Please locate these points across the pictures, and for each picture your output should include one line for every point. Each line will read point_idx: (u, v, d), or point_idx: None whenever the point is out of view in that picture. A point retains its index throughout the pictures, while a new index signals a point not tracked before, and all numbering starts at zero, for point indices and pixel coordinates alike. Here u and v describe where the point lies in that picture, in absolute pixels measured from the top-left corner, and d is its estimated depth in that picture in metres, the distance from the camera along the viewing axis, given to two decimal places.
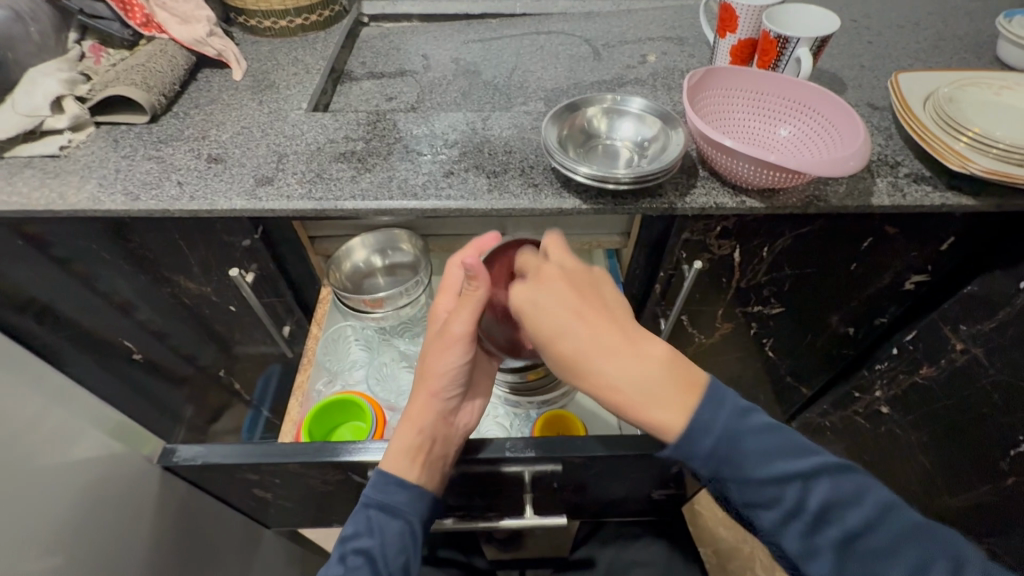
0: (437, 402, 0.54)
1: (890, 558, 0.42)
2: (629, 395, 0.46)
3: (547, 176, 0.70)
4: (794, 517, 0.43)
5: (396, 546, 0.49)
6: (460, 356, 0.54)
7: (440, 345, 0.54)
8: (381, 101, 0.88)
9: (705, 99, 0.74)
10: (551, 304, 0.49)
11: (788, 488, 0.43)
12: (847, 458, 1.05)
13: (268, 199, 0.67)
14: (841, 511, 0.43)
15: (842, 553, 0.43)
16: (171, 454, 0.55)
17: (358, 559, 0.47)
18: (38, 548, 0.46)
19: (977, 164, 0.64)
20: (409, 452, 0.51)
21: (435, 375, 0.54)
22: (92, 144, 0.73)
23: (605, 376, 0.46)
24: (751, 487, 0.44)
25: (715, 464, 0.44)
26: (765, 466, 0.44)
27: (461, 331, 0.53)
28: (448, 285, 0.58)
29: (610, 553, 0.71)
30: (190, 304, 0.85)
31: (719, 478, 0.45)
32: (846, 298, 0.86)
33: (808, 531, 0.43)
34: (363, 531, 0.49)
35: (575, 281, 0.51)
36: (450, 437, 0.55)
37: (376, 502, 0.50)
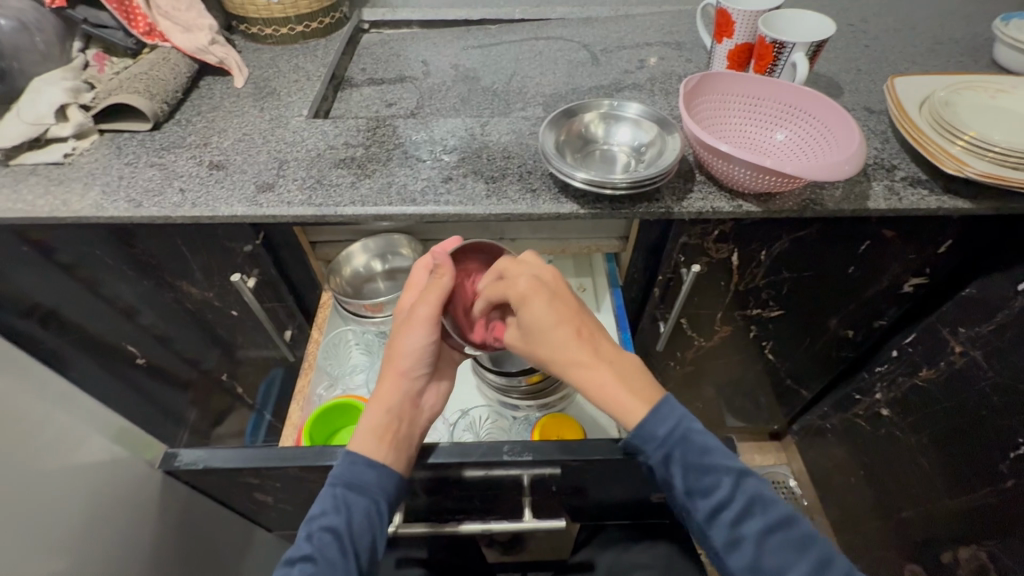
0: (404, 381, 0.57)
1: (806, 560, 0.43)
2: (616, 397, 0.50)
3: (545, 182, 0.71)
4: (725, 506, 0.46)
5: (363, 524, 0.50)
6: (425, 337, 0.57)
7: (404, 329, 0.58)
8: (381, 106, 0.88)
9: (701, 104, 0.75)
10: (543, 313, 0.52)
11: (725, 477, 0.47)
12: (847, 460, 1.05)
13: (269, 205, 0.68)
14: (767, 507, 0.46)
15: (763, 547, 0.44)
16: (171, 459, 0.54)
17: (325, 536, 0.48)
18: (42, 552, 0.47)
19: (972, 167, 0.65)
20: (377, 431, 0.53)
21: (401, 356, 0.57)
22: (95, 152, 0.74)
23: (598, 377, 0.51)
24: (690, 474, 0.47)
25: (668, 447, 0.48)
26: (707, 455, 0.48)
27: (427, 314, 0.57)
28: (414, 282, 0.62)
29: (610, 556, 0.72)
30: (193, 309, 0.86)
31: (668, 461, 0.48)
32: (845, 302, 0.87)
33: (731, 522, 0.46)
34: (330, 510, 0.50)
35: (551, 287, 0.54)
36: (416, 418, 0.57)
37: (343, 481, 0.51)
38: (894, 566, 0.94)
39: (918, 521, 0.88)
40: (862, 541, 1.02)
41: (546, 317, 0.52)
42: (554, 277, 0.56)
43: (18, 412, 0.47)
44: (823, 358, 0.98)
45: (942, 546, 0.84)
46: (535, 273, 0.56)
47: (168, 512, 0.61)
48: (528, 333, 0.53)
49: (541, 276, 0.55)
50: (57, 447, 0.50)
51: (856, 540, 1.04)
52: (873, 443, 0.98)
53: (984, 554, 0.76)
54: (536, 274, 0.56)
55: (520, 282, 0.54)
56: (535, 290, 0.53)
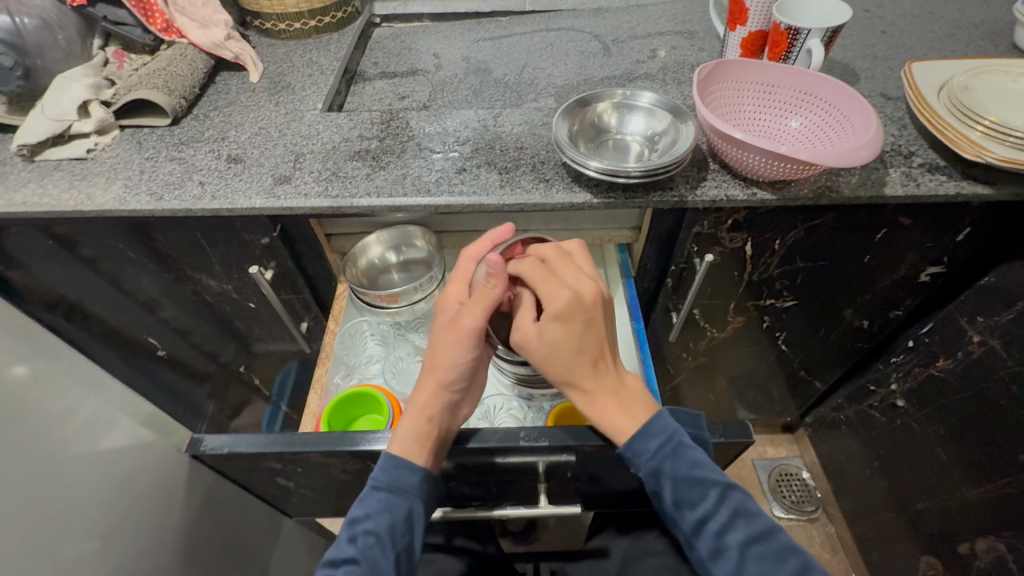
0: (444, 394, 0.57)
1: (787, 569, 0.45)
2: (607, 416, 0.53)
3: (558, 171, 0.71)
4: (711, 517, 0.48)
5: (403, 526, 0.51)
6: (469, 349, 0.56)
7: (451, 338, 0.56)
8: (394, 100, 0.89)
9: (715, 92, 0.75)
10: (575, 333, 0.53)
11: (711, 491, 0.49)
12: (862, 451, 1.04)
13: (286, 197, 0.69)
14: (749, 519, 0.48)
15: (745, 556, 0.46)
16: (198, 443, 0.56)
17: (369, 539, 0.49)
18: (75, 532, 0.49)
19: (992, 152, 0.64)
20: (419, 438, 0.54)
21: (442, 368, 0.57)
22: (117, 147, 0.76)
23: (599, 401, 0.53)
24: (679, 486, 0.49)
25: (657, 460, 0.50)
26: (694, 470, 0.49)
27: (473, 326, 0.56)
28: (460, 275, 0.60)
29: (623, 543, 0.71)
30: (211, 301, 0.87)
31: (657, 474, 0.50)
32: (860, 291, 0.86)
33: (717, 531, 0.48)
34: (372, 513, 0.51)
35: (587, 310, 0.54)
36: (453, 426, 0.58)
37: (385, 484, 0.52)
38: (910, 557, 0.94)
39: (934, 513, 0.88)
40: (878, 534, 1.02)
41: (569, 339, 0.53)
42: (594, 299, 0.54)
43: (50, 396, 0.48)
44: (837, 349, 0.98)
45: (959, 537, 0.83)
46: (576, 288, 0.55)
47: (193, 497, 0.63)
48: (546, 343, 0.54)
49: (580, 295, 0.54)
50: (87, 432, 0.51)
51: (872, 532, 1.04)
52: (889, 434, 0.97)
53: (1003, 545, 0.76)
54: (577, 291, 0.54)
55: (560, 297, 0.53)
56: (573, 309, 0.53)
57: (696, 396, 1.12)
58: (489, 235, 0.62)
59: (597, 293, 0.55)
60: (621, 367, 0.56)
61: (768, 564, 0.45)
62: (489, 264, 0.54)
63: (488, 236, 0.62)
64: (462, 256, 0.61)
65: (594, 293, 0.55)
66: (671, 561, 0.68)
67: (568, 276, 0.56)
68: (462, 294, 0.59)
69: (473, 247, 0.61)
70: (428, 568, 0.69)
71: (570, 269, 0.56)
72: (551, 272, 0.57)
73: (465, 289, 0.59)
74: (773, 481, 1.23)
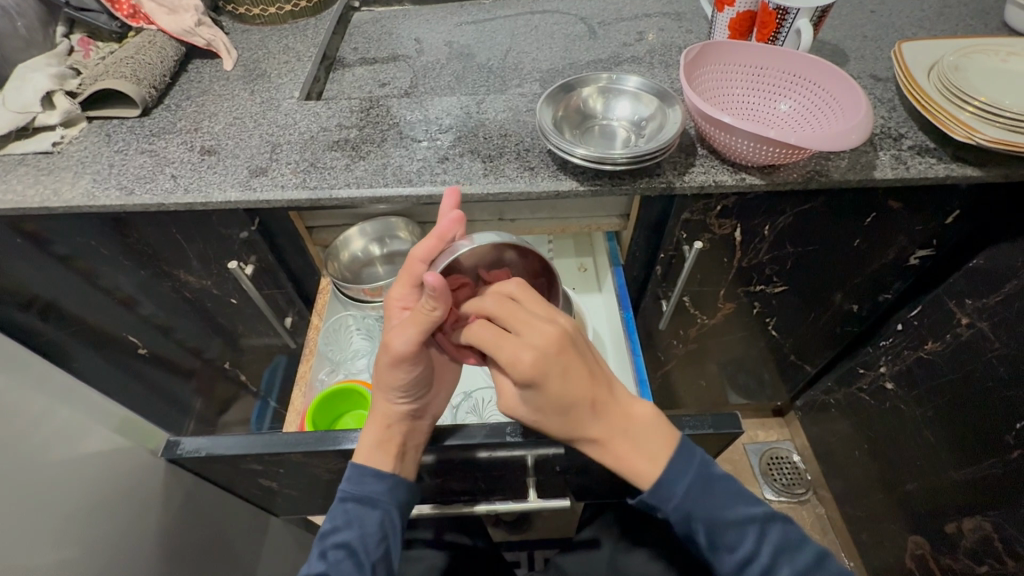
0: (391, 403, 0.55)
1: None
2: (628, 460, 0.48)
3: (543, 159, 0.69)
4: (752, 560, 0.46)
5: (376, 536, 0.51)
6: (408, 370, 0.52)
7: (385, 362, 0.52)
8: (374, 87, 0.86)
9: (703, 75, 0.73)
10: (553, 394, 0.46)
11: (751, 528, 0.47)
12: (852, 435, 1.05)
13: (262, 190, 0.67)
14: (794, 553, 0.46)
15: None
16: (175, 445, 0.55)
17: (340, 552, 0.49)
18: (50, 540, 0.47)
19: (983, 133, 0.63)
20: (378, 445, 0.53)
21: (388, 381, 0.53)
22: (85, 140, 0.73)
23: (613, 447, 0.48)
24: (717, 528, 0.47)
25: (685, 506, 0.47)
26: (727, 510, 0.47)
27: (405, 349, 0.51)
28: (406, 278, 0.54)
29: (614, 533, 0.71)
30: (192, 298, 0.84)
31: (689, 519, 0.47)
32: (849, 275, 0.85)
33: (764, 573, 0.46)
34: (342, 525, 0.51)
35: (557, 360, 0.46)
36: (420, 431, 0.57)
37: (352, 495, 0.53)
38: (897, 537, 0.95)
39: (923, 494, 0.88)
40: (867, 514, 1.03)
41: (553, 399, 0.46)
42: (557, 345, 0.47)
43: (16, 403, 0.47)
44: (827, 333, 0.98)
45: (946, 517, 0.84)
46: (536, 342, 0.46)
47: (171, 500, 0.61)
48: (537, 409, 0.48)
49: (544, 349, 0.46)
50: (56, 438, 0.50)
51: (861, 513, 1.05)
52: (878, 417, 0.97)
53: (989, 524, 0.76)
54: (537, 345, 0.46)
55: (523, 360, 0.46)
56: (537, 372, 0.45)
57: (687, 382, 1.12)
58: (436, 232, 0.52)
59: (558, 339, 0.47)
60: (623, 397, 0.50)
61: None
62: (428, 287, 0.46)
63: (433, 232, 0.52)
64: (408, 258, 0.53)
65: (555, 339, 0.47)
66: (660, 549, 0.68)
67: (524, 328, 0.47)
68: (406, 296, 0.54)
69: (420, 249, 0.52)
70: (418, 565, 0.68)
71: (521, 317, 0.48)
72: (505, 329, 0.48)
73: (411, 288, 0.54)
74: (764, 464, 1.23)
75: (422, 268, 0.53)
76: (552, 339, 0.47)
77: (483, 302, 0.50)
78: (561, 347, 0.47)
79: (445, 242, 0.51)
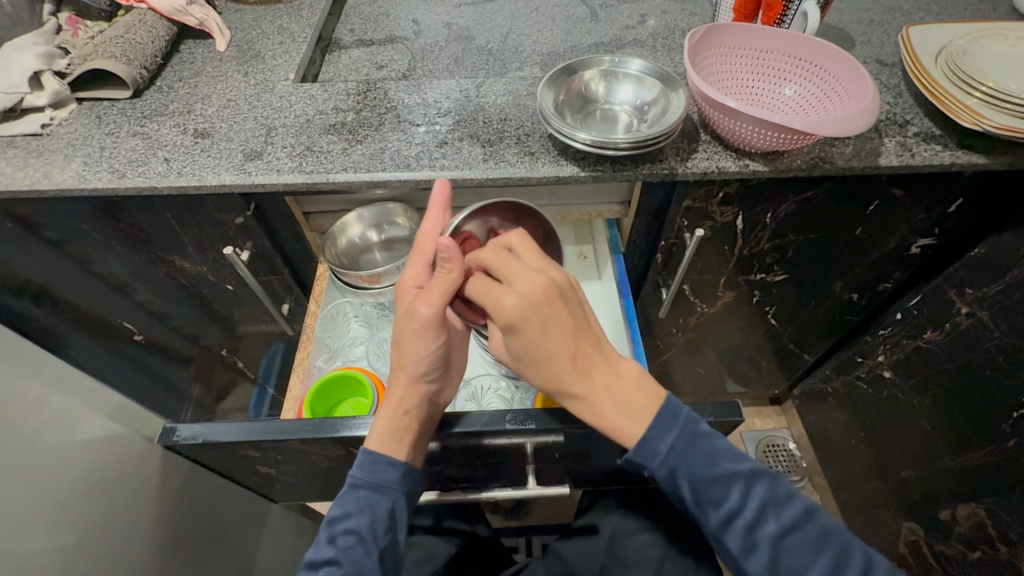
0: (418, 386, 0.55)
1: (822, 559, 0.45)
2: (611, 420, 0.48)
3: (543, 144, 0.68)
4: (737, 514, 0.46)
5: (385, 524, 0.51)
6: (434, 340, 0.53)
7: (411, 333, 0.53)
8: (371, 69, 0.84)
9: (707, 58, 0.71)
10: (534, 340, 0.47)
11: (737, 485, 0.46)
12: (848, 423, 1.05)
13: (257, 173, 0.65)
14: (781, 508, 0.46)
15: (779, 548, 0.45)
16: (171, 432, 0.54)
17: (350, 539, 0.49)
18: (47, 527, 0.47)
19: (990, 120, 0.62)
20: (395, 432, 0.52)
21: (411, 362, 0.54)
22: (75, 121, 0.71)
23: (593, 405, 0.48)
24: (702, 485, 0.47)
25: (671, 462, 0.47)
26: (713, 467, 0.47)
27: (429, 314, 0.52)
28: (420, 257, 0.57)
29: (613, 520, 0.71)
30: (188, 284, 0.83)
31: (674, 476, 0.47)
32: (849, 264, 0.85)
33: (749, 528, 0.46)
34: (352, 512, 0.51)
35: (541, 308, 0.47)
36: (436, 413, 0.57)
37: (364, 482, 0.52)
38: (891, 523, 0.96)
39: (918, 481, 0.89)
40: (861, 501, 1.04)
41: (534, 344, 0.47)
42: (544, 294, 0.47)
43: (9, 389, 0.46)
44: (826, 322, 0.97)
45: (940, 503, 0.84)
46: (523, 290, 0.47)
47: (169, 487, 0.61)
48: (517, 357, 0.49)
49: (527, 296, 0.47)
50: (50, 425, 0.49)
51: (855, 500, 1.06)
52: (875, 406, 0.98)
53: (983, 511, 0.76)
54: (524, 291, 0.47)
55: (506, 304, 0.47)
56: (519, 311, 0.46)
57: (685, 370, 1.12)
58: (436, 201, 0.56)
59: (548, 288, 0.48)
60: (608, 354, 0.50)
61: (803, 553, 0.45)
62: (440, 247, 0.51)
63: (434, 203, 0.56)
64: (419, 237, 0.57)
65: (543, 288, 0.47)
66: (658, 535, 0.68)
67: (514, 278, 0.48)
68: (419, 275, 0.56)
69: (427, 226, 0.56)
70: (418, 550, 0.69)
71: (512, 268, 0.49)
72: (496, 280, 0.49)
73: (425, 267, 0.56)
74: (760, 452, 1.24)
75: (433, 244, 0.57)
76: (543, 285, 0.48)
77: (481, 255, 0.51)
78: (546, 293, 0.48)
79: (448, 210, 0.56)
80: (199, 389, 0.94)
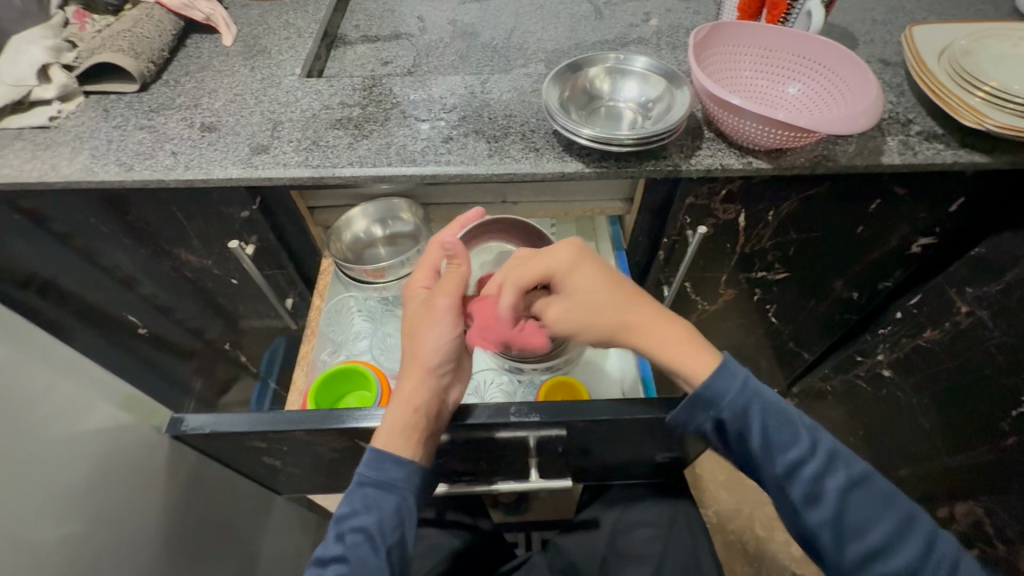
0: (432, 378, 0.56)
1: (884, 514, 0.46)
2: (677, 351, 0.52)
3: (548, 140, 0.69)
4: (805, 461, 0.47)
5: (393, 521, 0.51)
6: (451, 327, 0.56)
7: (427, 323, 0.57)
8: (376, 65, 0.84)
9: (712, 56, 0.72)
10: (590, 281, 0.55)
11: (804, 433, 0.48)
12: (847, 421, 1.06)
13: (264, 167, 0.66)
14: (845, 463, 0.48)
15: (845, 499, 0.47)
16: (179, 423, 0.55)
17: (357, 537, 0.50)
18: (57, 514, 0.48)
19: (992, 119, 0.62)
20: (405, 428, 0.52)
21: (426, 353, 0.56)
22: (82, 115, 0.72)
23: (661, 337, 0.53)
24: (772, 430, 0.48)
25: (748, 396, 0.49)
26: (783, 412, 0.49)
27: (446, 305, 0.56)
28: (427, 262, 0.61)
29: (613, 514, 0.72)
30: (193, 278, 0.85)
31: (745, 416, 0.49)
32: (850, 263, 0.85)
33: (817, 476, 0.47)
34: (359, 509, 0.51)
35: (590, 254, 0.57)
36: (446, 410, 0.56)
37: (370, 481, 0.52)
38: None
39: (916, 479, 0.89)
40: None
41: (594, 279, 0.55)
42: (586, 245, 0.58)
43: (23, 378, 0.47)
44: (827, 320, 0.98)
45: (939, 501, 0.84)
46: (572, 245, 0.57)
47: (177, 477, 0.61)
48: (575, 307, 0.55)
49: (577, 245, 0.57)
50: (59, 414, 0.50)
51: None
52: (874, 404, 0.98)
53: (981, 508, 0.76)
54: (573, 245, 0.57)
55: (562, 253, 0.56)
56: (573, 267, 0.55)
57: None
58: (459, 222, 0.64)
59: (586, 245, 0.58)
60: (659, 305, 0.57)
61: (866, 507, 0.47)
62: (446, 246, 0.56)
63: (455, 222, 0.64)
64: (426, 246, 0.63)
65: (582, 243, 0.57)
66: (660, 531, 0.69)
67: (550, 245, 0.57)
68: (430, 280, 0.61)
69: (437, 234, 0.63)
70: (419, 543, 0.69)
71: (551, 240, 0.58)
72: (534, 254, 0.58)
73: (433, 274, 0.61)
74: None
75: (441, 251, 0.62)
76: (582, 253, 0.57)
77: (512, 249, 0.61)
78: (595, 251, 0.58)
79: (467, 225, 0.64)
80: (203, 382, 0.94)
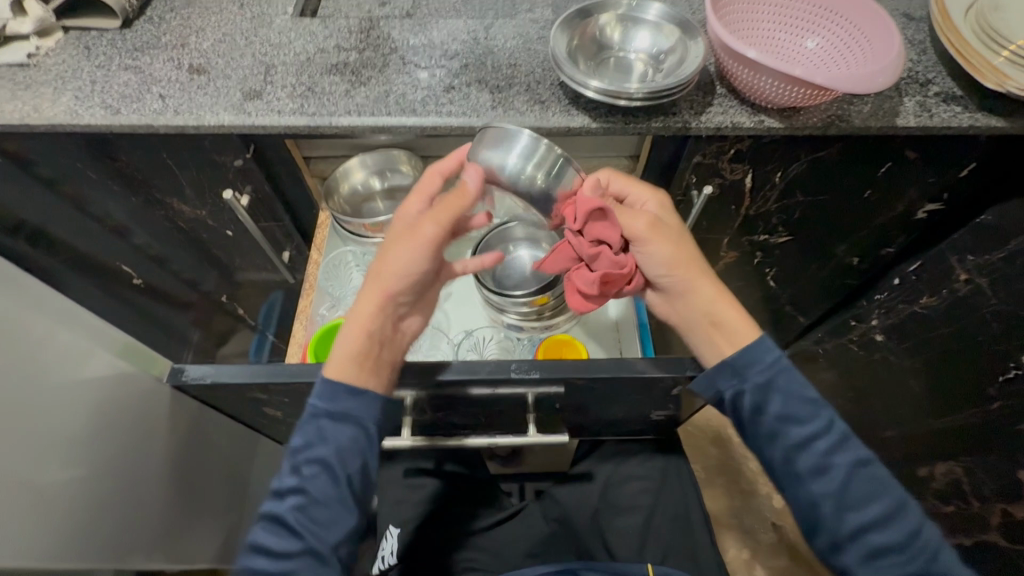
0: (390, 305, 0.52)
1: (886, 497, 0.47)
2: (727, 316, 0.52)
3: (554, 92, 0.66)
4: (819, 435, 0.49)
5: (350, 450, 0.49)
6: (420, 257, 0.52)
7: (400, 245, 0.52)
8: (374, 6, 0.79)
9: (729, 5, 0.68)
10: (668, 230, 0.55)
11: (821, 411, 0.50)
12: (838, 383, 1.08)
13: (257, 114, 0.63)
14: (855, 445, 0.49)
15: (850, 479, 0.48)
16: (179, 373, 0.54)
17: (313, 468, 0.49)
18: (61, 460, 0.49)
19: (1014, 81, 0.61)
20: (356, 359, 0.50)
21: (390, 277, 0.52)
22: (63, 52, 0.68)
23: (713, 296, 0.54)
24: (792, 401, 0.49)
25: (772, 371, 0.50)
26: (807, 390, 0.50)
27: (431, 233, 0.51)
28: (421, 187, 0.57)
29: (607, 468, 0.73)
30: (187, 228, 0.81)
31: (769, 386, 0.50)
32: (854, 228, 0.85)
33: (828, 450, 0.48)
34: (315, 441, 0.50)
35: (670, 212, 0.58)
36: (399, 344, 0.54)
37: (324, 411, 0.50)
38: None
39: (901, 441, 0.91)
40: None
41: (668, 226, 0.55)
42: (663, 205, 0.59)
43: (21, 325, 0.46)
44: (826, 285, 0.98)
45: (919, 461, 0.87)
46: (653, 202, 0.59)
47: (179, 424, 0.63)
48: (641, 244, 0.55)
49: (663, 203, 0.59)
50: (58, 362, 0.49)
51: None
52: (866, 367, 1.00)
53: (959, 468, 0.79)
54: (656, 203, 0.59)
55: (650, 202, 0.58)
56: (656, 233, 0.53)
57: None
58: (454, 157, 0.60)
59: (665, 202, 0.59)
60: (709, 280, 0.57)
61: (870, 487, 0.48)
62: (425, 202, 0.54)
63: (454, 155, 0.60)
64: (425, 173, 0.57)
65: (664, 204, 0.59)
66: (652, 484, 0.72)
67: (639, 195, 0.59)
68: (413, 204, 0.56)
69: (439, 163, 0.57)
70: (417, 492, 0.71)
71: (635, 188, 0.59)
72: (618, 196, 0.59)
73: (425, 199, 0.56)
74: None
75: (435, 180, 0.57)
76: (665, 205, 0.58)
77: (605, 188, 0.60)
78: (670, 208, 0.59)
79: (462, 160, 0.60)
80: None
